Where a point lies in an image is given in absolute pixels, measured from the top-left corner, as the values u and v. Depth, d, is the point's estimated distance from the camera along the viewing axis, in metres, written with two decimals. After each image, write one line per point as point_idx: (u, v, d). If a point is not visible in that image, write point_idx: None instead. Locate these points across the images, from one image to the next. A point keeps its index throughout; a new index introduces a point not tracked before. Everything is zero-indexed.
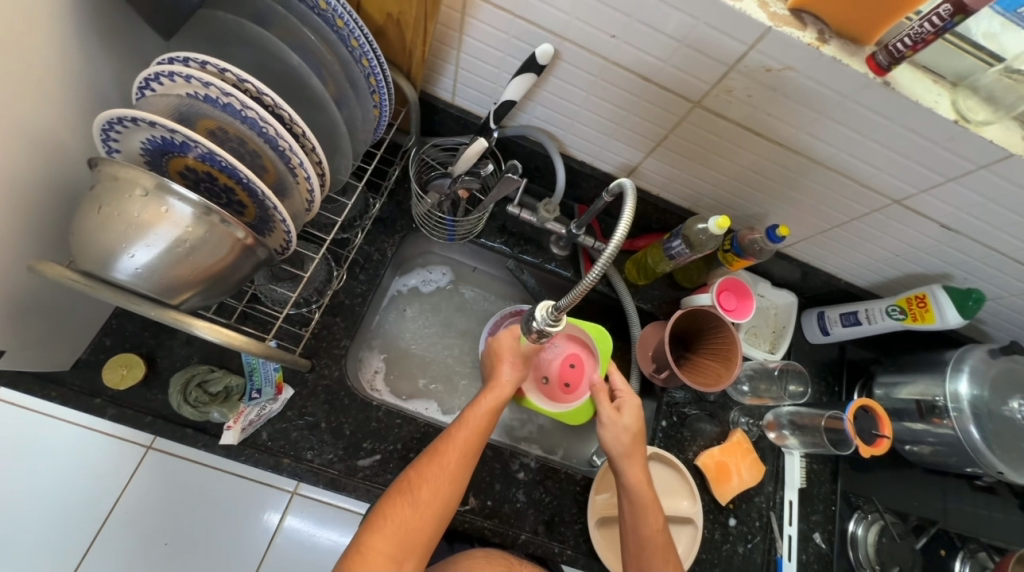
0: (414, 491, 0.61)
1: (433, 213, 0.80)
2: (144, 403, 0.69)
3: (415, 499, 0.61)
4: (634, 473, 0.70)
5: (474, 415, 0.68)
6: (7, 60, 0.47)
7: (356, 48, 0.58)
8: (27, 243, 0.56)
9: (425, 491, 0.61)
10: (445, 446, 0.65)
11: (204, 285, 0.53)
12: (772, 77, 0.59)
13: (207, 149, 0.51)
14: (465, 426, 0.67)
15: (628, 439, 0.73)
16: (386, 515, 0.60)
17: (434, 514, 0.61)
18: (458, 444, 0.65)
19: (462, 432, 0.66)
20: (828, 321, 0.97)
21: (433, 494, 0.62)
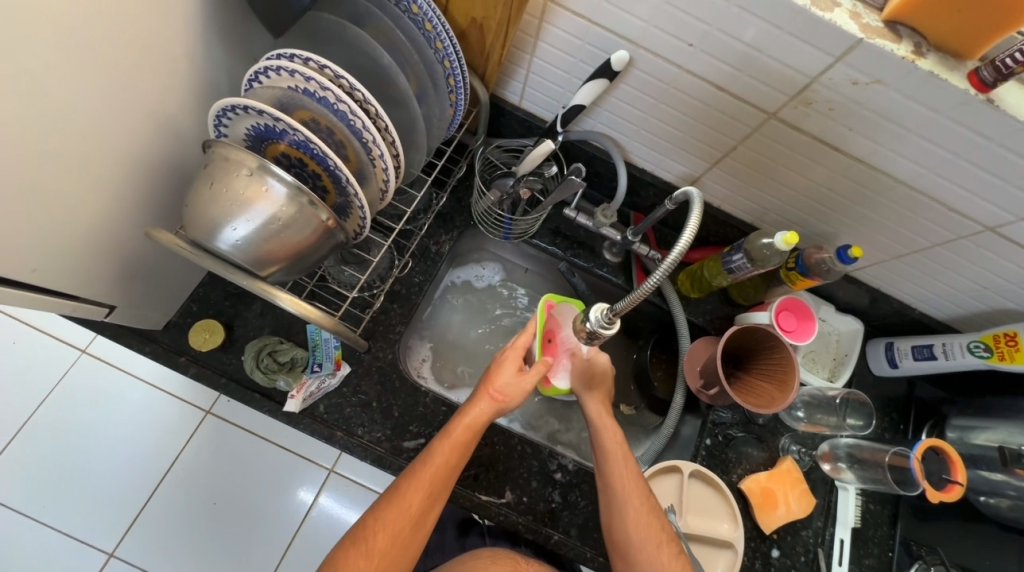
0: (369, 540, 0.64)
1: (493, 211, 0.83)
2: (221, 365, 0.76)
3: (370, 548, 0.63)
4: (596, 408, 0.77)
5: (434, 456, 0.66)
6: (148, 50, 0.54)
7: (440, 49, 0.62)
8: (144, 213, 0.64)
9: (380, 538, 0.64)
10: (398, 493, 0.65)
11: (287, 261, 0.58)
12: (858, 90, 0.57)
13: (304, 137, 0.56)
14: (420, 469, 0.66)
15: (591, 382, 0.78)
16: (342, 566, 0.63)
17: (394, 558, 0.64)
18: (412, 489, 0.65)
19: (415, 476, 0.65)
20: (898, 353, 0.91)
21: (388, 543, 0.64)
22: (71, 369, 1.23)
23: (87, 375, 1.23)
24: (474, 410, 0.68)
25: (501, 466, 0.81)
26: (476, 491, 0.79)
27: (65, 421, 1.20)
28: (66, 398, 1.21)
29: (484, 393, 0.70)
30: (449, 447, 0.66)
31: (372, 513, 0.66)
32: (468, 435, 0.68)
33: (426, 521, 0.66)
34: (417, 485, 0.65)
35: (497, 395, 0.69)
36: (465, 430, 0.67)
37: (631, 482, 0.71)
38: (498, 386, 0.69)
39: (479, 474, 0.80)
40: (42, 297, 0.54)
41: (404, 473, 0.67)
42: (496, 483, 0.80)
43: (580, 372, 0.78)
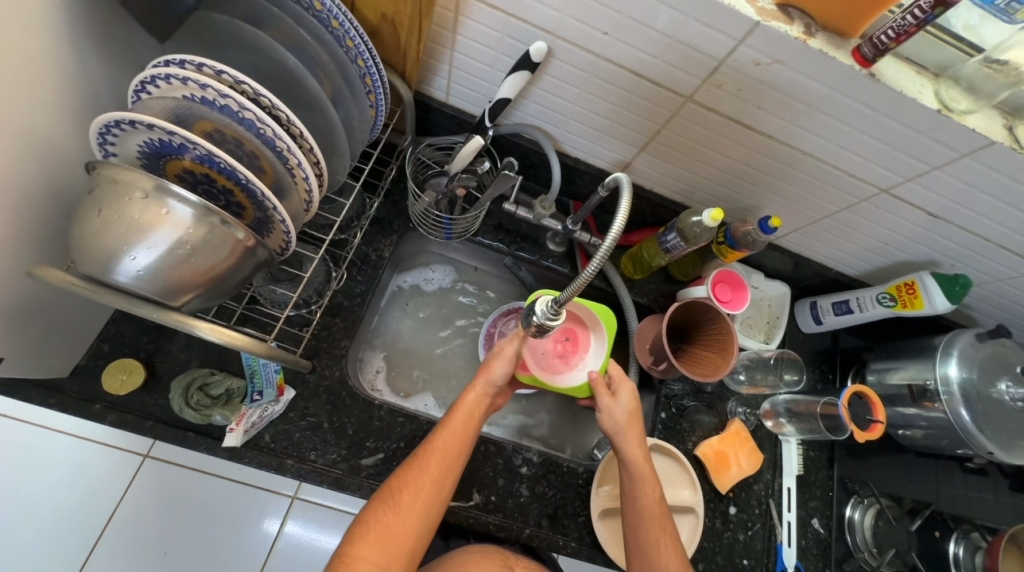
0: (394, 497, 0.62)
1: (430, 212, 0.81)
2: (145, 407, 0.69)
3: (396, 503, 0.62)
4: (634, 449, 0.71)
5: (457, 419, 0.67)
6: (2, 64, 0.47)
7: (352, 48, 0.59)
8: (26, 249, 0.56)
9: (407, 495, 0.62)
10: (429, 451, 0.65)
11: (205, 287, 0.53)
12: (760, 70, 0.60)
13: (205, 151, 0.51)
14: (444, 430, 0.66)
15: (626, 418, 0.72)
16: (368, 525, 0.60)
17: (416, 521, 0.61)
18: (438, 448, 0.65)
19: (440, 438, 0.66)
20: (821, 310, 0.99)
21: (415, 498, 0.62)
22: None
23: None
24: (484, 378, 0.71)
25: (465, 469, 0.81)
26: None
27: None
28: None
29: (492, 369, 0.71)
30: (467, 412, 0.68)
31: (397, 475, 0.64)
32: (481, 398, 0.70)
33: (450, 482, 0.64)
34: (443, 444, 0.65)
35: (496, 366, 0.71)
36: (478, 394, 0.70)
37: (662, 535, 0.69)
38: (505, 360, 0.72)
39: None
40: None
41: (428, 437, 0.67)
42: (463, 487, 0.80)
43: (612, 410, 0.72)
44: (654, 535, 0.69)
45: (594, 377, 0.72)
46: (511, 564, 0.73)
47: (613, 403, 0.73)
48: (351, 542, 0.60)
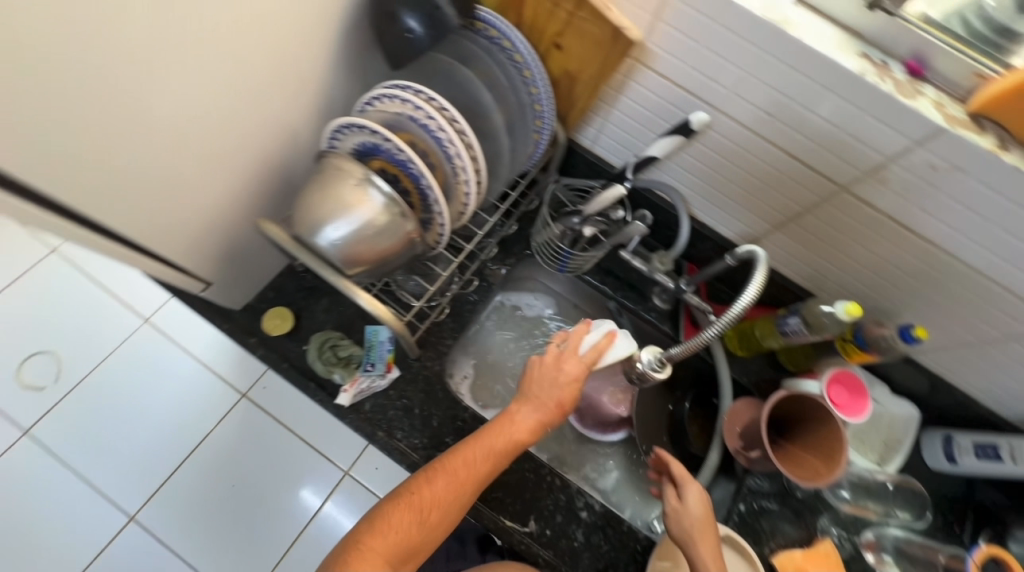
0: (427, 511, 0.62)
1: (554, 243, 0.88)
2: (285, 351, 0.82)
3: (428, 518, 0.62)
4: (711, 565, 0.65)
5: (498, 439, 0.66)
6: (288, 66, 0.62)
7: (534, 94, 0.70)
8: (252, 205, 0.72)
9: (439, 513, 0.62)
10: (465, 464, 0.64)
11: (372, 264, 0.64)
12: (936, 174, 0.58)
13: (404, 157, 0.64)
14: (484, 449, 0.65)
15: (698, 526, 0.68)
16: (393, 527, 0.60)
17: (437, 534, 0.63)
18: (474, 463, 0.64)
19: (478, 454, 0.64)
20: (957, 447, 0.86)
21: (443, 516, 0.62)
22: (132, 335, 1.45)
23: (143, 342, 1.44)
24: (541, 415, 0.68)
25: (529, 494, 0.82)
26: (502, 514, 0.80)
27: (124, 385, 1.40)
28: (131, 365, 1.42)
29: (551, 401, 0.68)
30: (512, 436, 0.66)
31: (425, 475, 0.63)
32: (530, 427, 0.67)
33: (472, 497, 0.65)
34: (478, 461, 0.64)
35: (560, 405, 0.69)
36: (527, 422, 0.67)
37: None
38: (567, 397, 0.69)
39: (508, 498, 0.81)
40: (146, 258, 0.63)
41: (464, 447, 0.65)
42: (521, 510, 0.81)
43: (682, 518, 0.69)
44: None
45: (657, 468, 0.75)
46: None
47: (682, 510, 0.69)
48: (370, 530, 0.60)
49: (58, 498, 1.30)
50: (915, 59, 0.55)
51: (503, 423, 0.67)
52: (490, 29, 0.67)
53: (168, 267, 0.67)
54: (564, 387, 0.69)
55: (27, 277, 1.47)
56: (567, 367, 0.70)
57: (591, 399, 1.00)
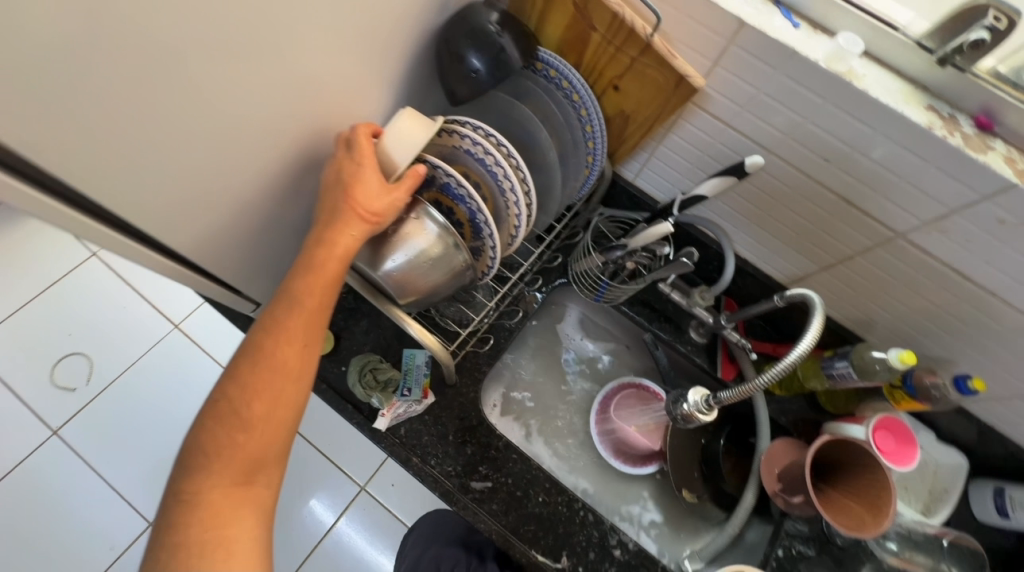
0: (240, 413, 0.50)
1: (593, 272, 0.88)
2: (325, 372, 0.83)
3: (246, 420, 0.50)
4: None
5: (286, 319, 0.52)
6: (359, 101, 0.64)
7: (589, 131, 0.72)
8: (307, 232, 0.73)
9: (261, 404, 0.50)
10: (262, 356, 0.51)
11: (423, 293, 0.65)
12: (1003, 228, 0.57)
13: (463, 190, 0.65)
14: (276, 330, 0.52)
15: None
16: (211, 452, 0.49)
17: (277, 432, 0.51)
18: (269, 354, 0.51)
19: (270, 339, 0.51)
20: (1009, 501, 0.82)
21: (270, 408, 0.51)
22: (162, 340, 1.49)
23: (174, 347, 1.48)
24: (343, 237, 0.54)
25: (560, 529, 0.80)
26: (533, 548, 0.79)
27: (151, 388, 1.44)
28: (158, 369, 1.46)
29: (345, 222, 0.55)
30: (304, 308, 0.52)
31: (221, 386, 0.51)
32: (320, 285, 0.53)
33: (300, 392, 0.52)
34: (280, 350, 0.51)
35: (369, 216, 0.55)
36: (321, 283, 0.53)
37: None
38: (364, 201, 0.55)
39: (540, 531, 0.80)
40: (211, 283, 0.64)
41: (251, 340, 0.52)
42: (554, 545, 0.79)
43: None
44: None
45: None
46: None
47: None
48: (189, 476, 0.49)
49: (82, 500, 1.32)
50: (985, 113, 0.55)
51: (292, 277, 0.53)
52: (550, 69, 0.69)
53: (228, 290, 0.69)
54: (352, 191, 0.55)
55: (69, 281, 1.51)
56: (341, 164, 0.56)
57: (620, 430, 0.99)
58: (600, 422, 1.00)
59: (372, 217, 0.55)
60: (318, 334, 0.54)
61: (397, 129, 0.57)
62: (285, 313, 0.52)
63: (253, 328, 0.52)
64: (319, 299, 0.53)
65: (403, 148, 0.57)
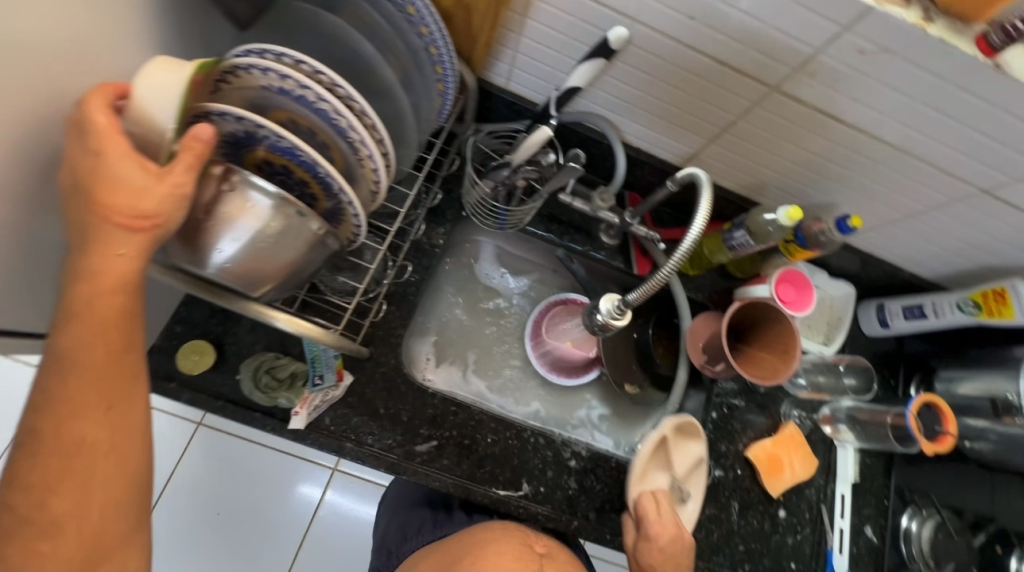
0: (40, 509, 0.43)
1: (486, 202, 0.80)
2: (216, 388, 0.72)
3: (50, 513, 0.43)
4: (660, 527, 0.74)
5: (65, 389, 0.43)
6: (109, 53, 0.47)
7: (425, 35, 0.58)
8: None
9: (64, 493, 0.43)
10: (54, 430, 0.43)
11: (280, 277, 0.55)
12: (865, 59, 0.55)
13: (291, 143, 0.52)
14: (62, 398, 0.43)
15: (661, 552, 0.73)
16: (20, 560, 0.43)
17: (101, 512, 0.45)
18: (60, 429, 0.43)
19: (58, 411, 0.43)
20: (889, 313, 0.93)
21: (80, 492, 0.44)
22: None
23: None
24: (104, 266, 0.43)
25: (516, 460, 0.81)
26: (494, 486, 0.79)
27: None
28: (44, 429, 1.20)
29: (106, 239, 0.43)
30: (82, 370, 0.43)
31: (8, 482, 0.43)
32: (93, 340, 0.43)
33: (117, 462, 0.45)
34: (69, 426, 0.43)
35: (135, 221, 0.42)
36: (96, 334, 0.43)
37: None
38: (125, 203, 0.42)
39: (497, 469, 0.80)
40: (3, 339, 0.50)
41: (28, 423, 0.43)
42: (513, 477, 0.81)
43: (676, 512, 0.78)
44: None
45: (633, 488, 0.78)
46: (530, 543, 0.73)
47: (672, 516, 0.76)
48: None
49: None
50: None
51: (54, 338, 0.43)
52: None
53: (34, 337, 0.54)
54: (98, 195, 0.42)
55: None
56: (77, 155, 0.42)
57: (555, 348, 0.97)
58: (536, 346, 0.99)
59: (142, 221, 0.43)
60: (128, 391, 0.46)
61: (147, 80, 0.42)
62: (59, 383, 0.43)
63: (29, 408, 0.43)
64: (98, 355, 0.44)
65: (162, 106, 0.42)
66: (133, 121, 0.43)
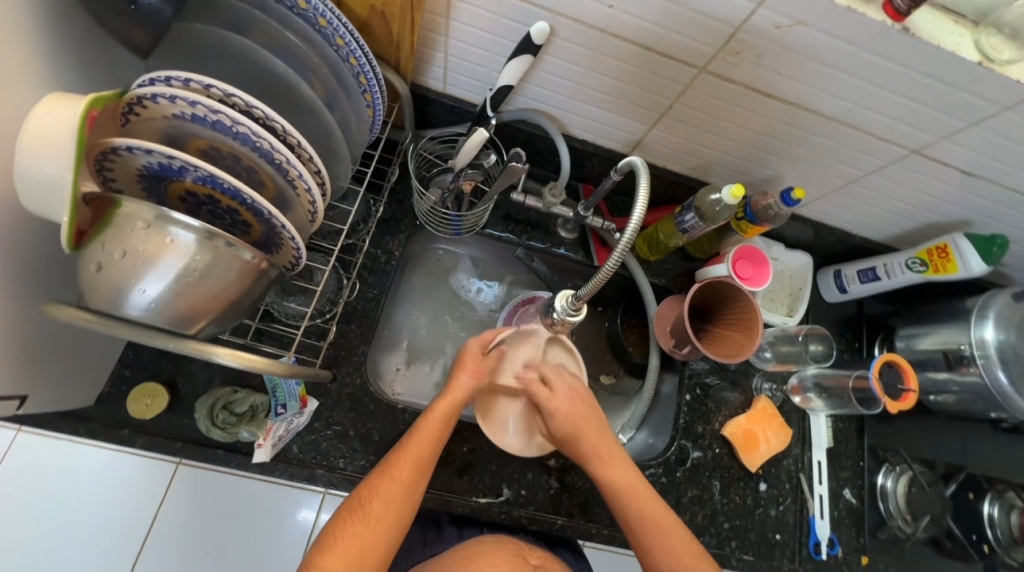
0: (364, 507, 0.60)
1: (437, 210, 0.78)
2: (173, 430, 0.69)
3: (381, 501, 0.61)
4: (556, 400, 0.72)
5: (427, 427, 0.67)
6: (11, 97, 0.45)
7: (342, 46, 0.55)
8: (50, 285, 0.55)
9: (375, 506, 0.60)
10: (368, 519, 0.60)
11: (218, 312, 0.52)
12: (782, 33, 0.56)
13: (208, 172, 0.49)
14: (421, 474, 0.64)
15: (569, 405, 0.72)
16: (338, 536, 0.58)
17: (396, 514, 0.61)
18: (387, 511, 0.60)
19: (395, 474, 0.63)
20: (846, 278, 0.95)
21: (385, 507, 0.61)
22: (5, 457, 1.01)
23: (26, 459, 1.01)
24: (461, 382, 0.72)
25: (495, 465, 0.81)
26: (474, 495, 0.78)
27: (22, 517, 0.99)
28: (10, 492, 1.00)
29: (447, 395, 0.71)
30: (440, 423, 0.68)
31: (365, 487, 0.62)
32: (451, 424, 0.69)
33: (421, 482, 0.64)
34: (417, 445, 0.65)
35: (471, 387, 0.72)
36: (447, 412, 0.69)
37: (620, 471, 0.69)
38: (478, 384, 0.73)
39: (476, 477, 0.79)
40: None
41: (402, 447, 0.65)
42: (492, 484, 0.80)
43: (563, 372, 0.75)
44: (596, 436, 0.71)
45: (526, 378, 0.74)
46: (524, 555, 0.73)
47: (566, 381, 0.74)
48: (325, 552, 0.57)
49: None
50: None
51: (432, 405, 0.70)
52: None
53: None
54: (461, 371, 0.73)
55: None
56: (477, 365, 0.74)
57: None
58: None
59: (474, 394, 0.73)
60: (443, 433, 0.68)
61: (42, 120, 0.43)
62: (436, 417, 0.69)
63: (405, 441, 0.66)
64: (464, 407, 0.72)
65: (58, 146, 0.43)
66: (37, 161, 0.43)
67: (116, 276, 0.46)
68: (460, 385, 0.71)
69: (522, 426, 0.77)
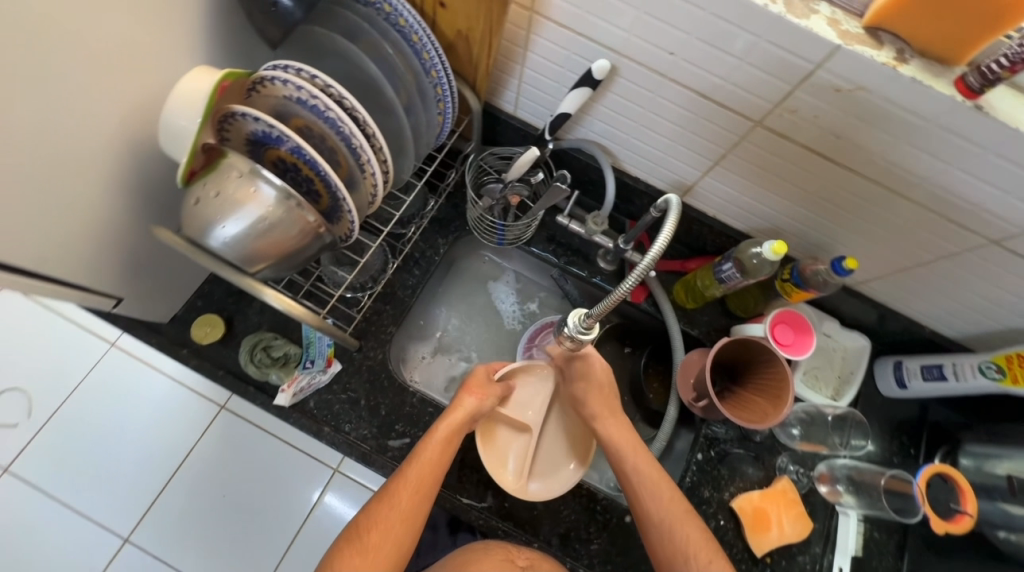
0: (364, 536, 0.64)
1: (485, 217, 0.85)
2: (220, 359, 0.80)
3: (380, 533, 0.64)
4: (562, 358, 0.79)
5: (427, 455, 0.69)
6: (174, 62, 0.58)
7: (427, 60, 0.65)
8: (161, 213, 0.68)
9: (374, 535, 0.64)
10: (366, 548, 0.63)
11: (276, 259, 0.61)
12: (842, 96, 0.56)
13: (297, 144, 0.59)
14: (420, 504, 0.66)
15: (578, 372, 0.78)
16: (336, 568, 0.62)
17: (394, 543, 0.64)
18: (386, 542, 0.64)
19: (396, 502, 0.66)
20: (907, 372, 0.86)
21: (383, 536, 0.64)
22: (98, 363, 1.20)
23: (113, 368, 1.20)
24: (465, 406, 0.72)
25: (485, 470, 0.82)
26: (458, 494, 0.80)
27: (96, 416, 1.16)
28: (94, 392, 1.18)
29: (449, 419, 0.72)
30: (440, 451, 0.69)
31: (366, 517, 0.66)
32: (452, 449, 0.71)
33: (421, 512, 0.67)
34: (416, 475, 0.67)
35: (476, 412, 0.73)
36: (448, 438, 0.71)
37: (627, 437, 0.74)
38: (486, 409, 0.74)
39: (464, 477, 0.81)
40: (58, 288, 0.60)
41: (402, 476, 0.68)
42: (478, 487, 0.81)
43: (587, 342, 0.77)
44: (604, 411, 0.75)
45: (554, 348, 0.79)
46: (512, 556, 0.72)
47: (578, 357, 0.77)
48: None
49: None
50: None
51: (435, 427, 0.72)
52: None
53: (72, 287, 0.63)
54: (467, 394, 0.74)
55: None
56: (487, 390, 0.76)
57: None
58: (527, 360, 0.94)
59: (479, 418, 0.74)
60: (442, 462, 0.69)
61: (189, 83, 0.55)
62: (438, 444, 0.70)
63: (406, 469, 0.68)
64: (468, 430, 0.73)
65: (196, 104, 0.55)
66: (178, 113, 0.55)
67: (200, 212, 0.57)
68: (464, 405, 0.72)
69: (516, 455, 0.80)
